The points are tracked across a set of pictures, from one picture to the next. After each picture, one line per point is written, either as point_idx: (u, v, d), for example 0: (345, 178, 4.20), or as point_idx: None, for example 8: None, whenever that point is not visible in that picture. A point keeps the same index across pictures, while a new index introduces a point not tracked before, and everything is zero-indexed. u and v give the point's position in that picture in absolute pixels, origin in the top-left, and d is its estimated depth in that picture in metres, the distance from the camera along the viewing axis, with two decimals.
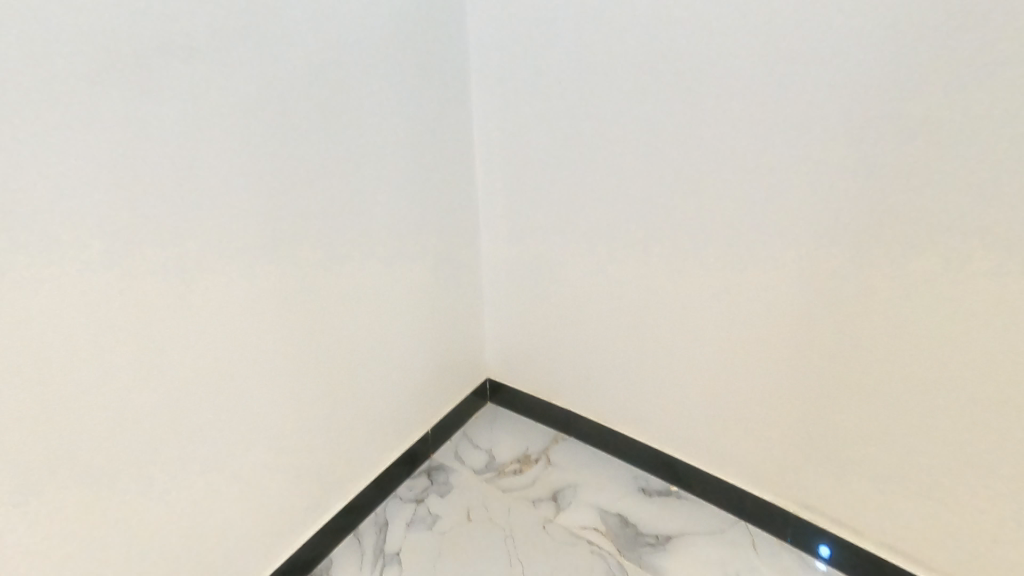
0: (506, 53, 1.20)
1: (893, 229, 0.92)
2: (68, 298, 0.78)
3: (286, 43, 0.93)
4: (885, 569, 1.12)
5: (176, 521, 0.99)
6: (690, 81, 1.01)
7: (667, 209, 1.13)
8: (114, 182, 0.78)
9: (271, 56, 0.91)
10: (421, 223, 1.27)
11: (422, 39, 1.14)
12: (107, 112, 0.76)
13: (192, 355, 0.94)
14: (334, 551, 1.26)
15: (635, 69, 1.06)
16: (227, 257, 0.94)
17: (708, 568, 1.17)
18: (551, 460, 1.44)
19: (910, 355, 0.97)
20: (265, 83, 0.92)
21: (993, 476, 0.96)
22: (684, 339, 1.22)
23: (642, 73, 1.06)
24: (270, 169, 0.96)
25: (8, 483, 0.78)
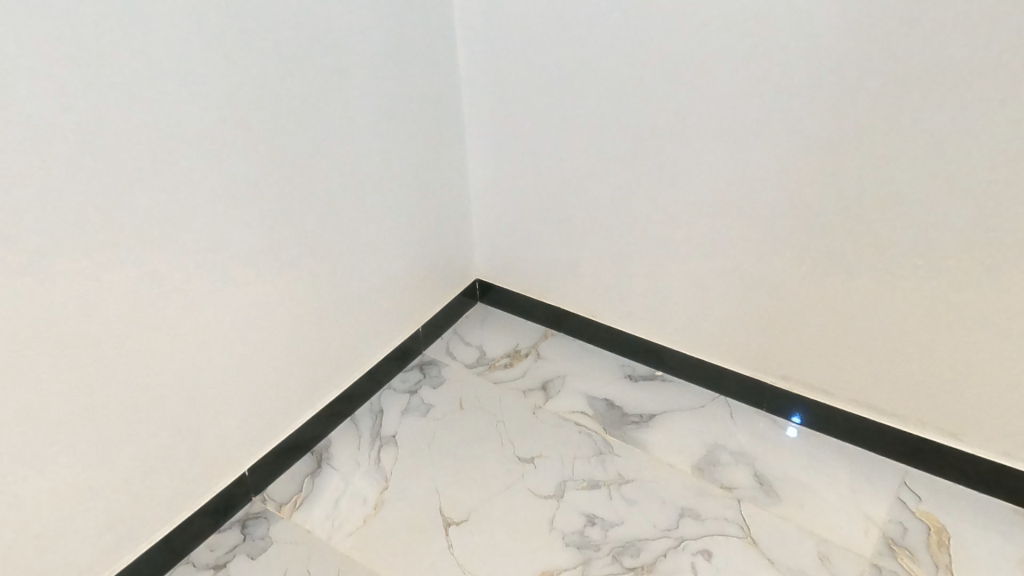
0: None
1: (889, 83, 0.90)
2: (33, 160, 0.73)
3: None
4: (853, 430, 1.20)
5: (175, 403, 1.00)
6: None
7: (661, 84, 1.08)
8: (70, 31, 0.72)
9: None
10: (404, 108, 1.20)
11: None
12: None
13: (175, 234, 0.90)
14: (333, 435, 1.31)
15: None
16: (201, 127, 0.88)
17: (688, 439, 1.25)
18: (541, 353, 1.48)
19: (893, 218, 0.99)
20: None
21: (965, 329, 1.02)
22: (675, 224, 1.20)
23: None
24: (239, 34, 0.88)
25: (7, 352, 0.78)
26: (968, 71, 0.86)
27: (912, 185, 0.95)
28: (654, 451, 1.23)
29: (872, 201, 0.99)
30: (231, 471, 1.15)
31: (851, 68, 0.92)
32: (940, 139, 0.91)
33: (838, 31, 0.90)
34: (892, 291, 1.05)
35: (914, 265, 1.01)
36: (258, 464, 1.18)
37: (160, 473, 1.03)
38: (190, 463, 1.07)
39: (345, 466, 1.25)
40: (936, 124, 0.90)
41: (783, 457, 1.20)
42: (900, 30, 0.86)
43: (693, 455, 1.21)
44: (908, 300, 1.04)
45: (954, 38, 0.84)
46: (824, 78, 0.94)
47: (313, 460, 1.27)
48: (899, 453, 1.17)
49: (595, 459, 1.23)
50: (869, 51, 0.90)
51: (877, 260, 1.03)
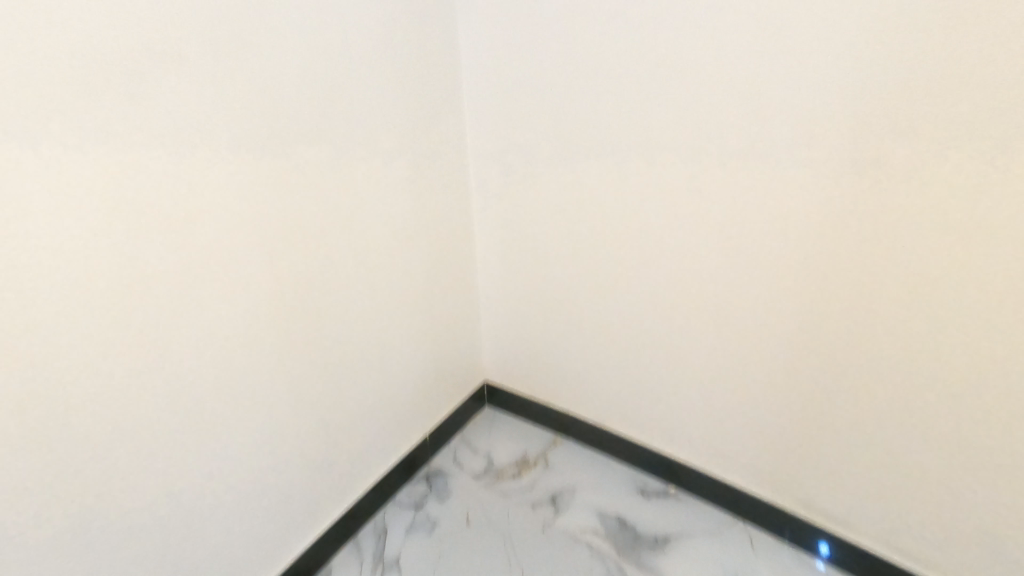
0: (498, 69, 1.21)
1: (897, 223, 0.89)
2: (45, 317, 0.73)
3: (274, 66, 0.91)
4: (886, 568, 1.11)
5: (179, 544, 0.96)
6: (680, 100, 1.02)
7: (663, 211, 1.12)
8: (102, 192, 0.75)
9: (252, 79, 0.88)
10: (417, 232, 1.27)
11: (415, 59, 1.15)
12: (104, 141, 0.74)
13: (192, 373, 0.91)
14: (335, 557, 1.26)
15: (622, 87, 1.07)
16: (218, 267, 0.90)
17: (708, 570, 1.17)
18: (550, 462, 1.45)
19: (912, 355, 0.95)
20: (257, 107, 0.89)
21: (1003, 479, 0.93)
22: (681, 341, 1.22)
23: (633, 90, 1.06)
24: (266, 187, 0.94)
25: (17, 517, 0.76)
26: (986, 216, 0.82)
27: (926, 323, 0.92)
28: None
29: (881, 335, 0.97)
30: None
31: (855, 206, 0.91)
32: (947, 283, 0.88)
33: (840, 170, 0.91)
34: (912, 425, 1.00)
35: (932, 402, 0.96)
36: None
37: None
38: None
39: None
40: (942, 267, 0.88)
41: None
42: (907, 175, 0.86)
43: None
44: (934, 437, 0.98)
45: (968, 184, 0.82)
46: (830, 214, 0.94)
47: None
48: None
49: None
50: (869, 191, 0.90)
51: (893, 394, 1.00)
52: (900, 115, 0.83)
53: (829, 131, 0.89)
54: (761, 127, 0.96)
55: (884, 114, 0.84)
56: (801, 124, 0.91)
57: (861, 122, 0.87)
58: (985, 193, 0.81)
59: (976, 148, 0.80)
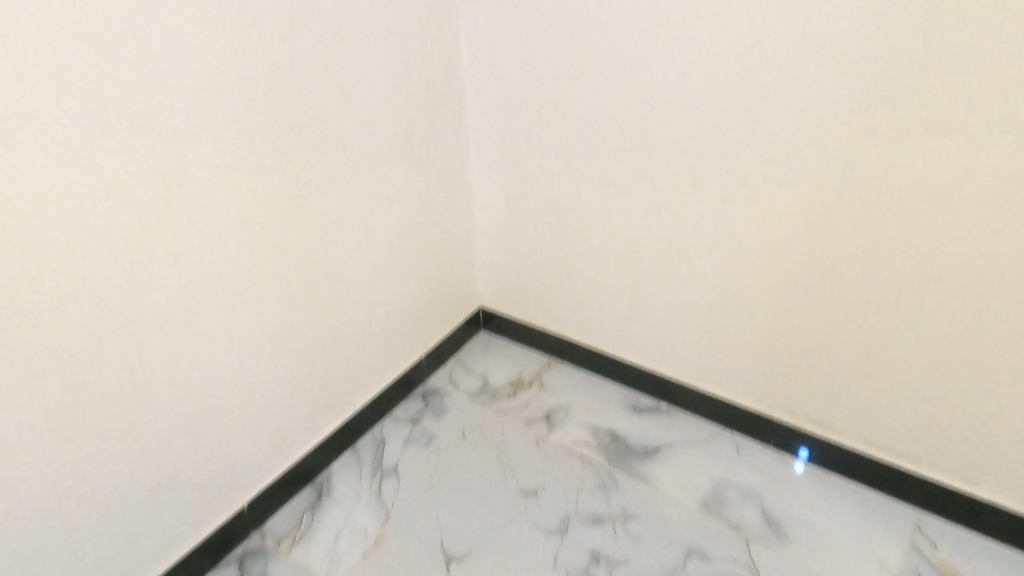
0: None
1: (895, 122, 0.90)
2: (36, 192, 0.74)
3: None
4: (863, 469, 1.17)
5: (180, 433, 1.00)
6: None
7: (663, 116, 1.09)
8: (85, 65, 0.74)
9: None
10: (411, 143, 1.24)
11: None
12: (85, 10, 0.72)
13: (185, 265, 0.92)
14: (335, 466, 1.30)
15: None
16: (209, 158, 0.90)
17: (694, 474, 1.23)
18: (544, 382, 1.47)
19: (897, 256, 0.98)
20: None
21: (978, 369, 0.99)
22: (677, 255, 1.22)
23: None
24: (253, 77, 0.92)
25: (24, 384, 0.80)
26: (979, 110, 0.84)
27: (920, 222, 0.94)
28: (658, 485, 1.21)
29: (875, 238, 0.99)
30: (231, 504, 1.13)
31: (854, 103, 0.92)
32: (944, 179, 0.90)
33: (838, 64, 0.90)
34: (895, 325, 1.03)
35: (918, 301, 1.00)
36: (259, 496, 1.17)
37: (162, 506, 1.02)
38: (192, 496, 1.06)
39: (346, 499, 1.23)
40: (939, 163, 0.89)
41: (792, 494, 1.18)
42: (899, 68, 0.86)
43: (698, 491, 1.19)
44: (918, 335, 1.02)
45: (964, 77, 0.83)
46: (827, 114, 0.94)
47: (313, 491, 1.25)
48: (910, 493, 1.14)
49: (599, 492, 1.21)
50: (868, 88, 0.89)
51: (881, 296, 1.03)
52: (903, 3, 0.82)
53: (831, 22, 0.88)
54: (764, 20, 0.93)
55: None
56: (802, 16, 0.90)
57: (862, 11, 0.85)
58: (979, 86, 0.83)
59: (979, 33, 0.80)
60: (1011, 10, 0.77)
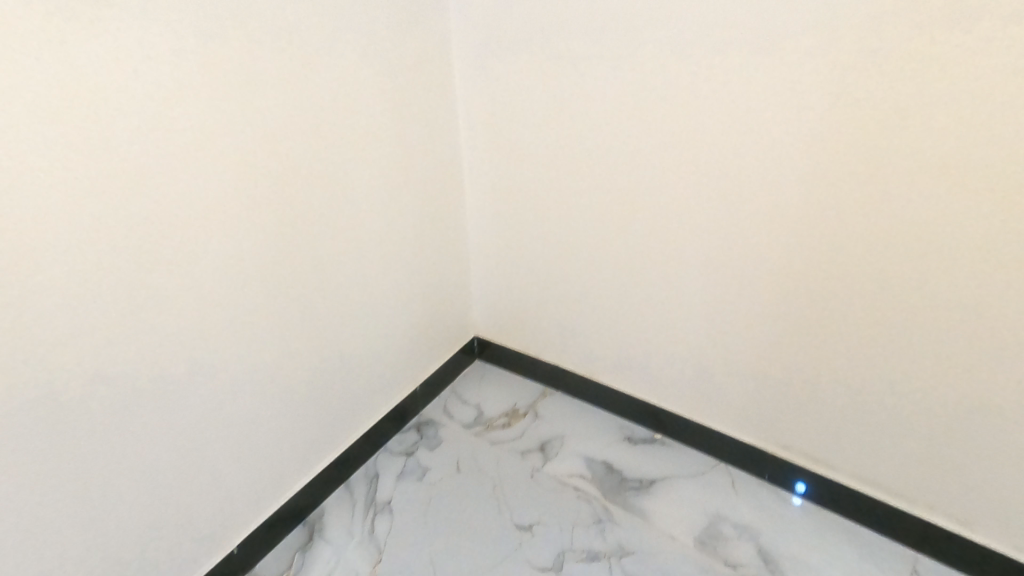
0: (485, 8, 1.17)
1: (881, 162, 0.91)
2: (25, 233, 0.74)
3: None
4: (858, 502, 1.17)
5: (172, 472, 1.00)
6: (667, 39, 1.01)
7: (654, 153, 1.11)
8: (80, 106, 0.75)
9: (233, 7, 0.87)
10: (405, 177, 1.25)
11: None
12: (88, 63, 0.74)
13: (180, 305, 0.93)
14: (327, 501, 1.29)
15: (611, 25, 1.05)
16: (205, 200, 0.91)
17: (688, 508, 1.22)
18: (539, 412, 1.47)
19: (885, 293, 1.00)
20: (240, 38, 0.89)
21: (969, 405, 1.00)
22: (668, 287, 1.23)
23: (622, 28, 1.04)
24: (250, 121, 0.94)
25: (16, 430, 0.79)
26: (959, 154, 0.86)
27: (905, 260, 0.96)
28: (653, 519, 1.20)
29: (862, 275, 1.00)
30: (221, 542, 1.12)
31: (839, 144, 0.94)
32: (927, 221, 0.92)
33: (823, 109, 0.93)
34: (885, 361, 1.04)
35: (907, 337, 1.01)
36: (249, 534, 1.15)
37: (152, 546, 1.00)
38: (182, 536, 1.04)
39: (338, 535, 1.22)
40: (922, 205, 0.91)
41: (787, 528, 1.17)
42: (881, 111, 0.89)
43: (693, 525, 1.19)
44: (908, 371, 1.03)
45: (946, 120, 0.85)
46: (814, 152, 0.96)
47: (305, 528, 1.24)
48: (905, 527, 1.13)
49: (594, 527, 1.20)
50: (853, 128, 0.91)
51: (870, 331, 1.04)
52: (882, 53, 0.85)
53: (814, 69, 0.91)
54: (749, 66, 0.96)
55: (864, 50, 0.86)
56: (785, 63, 0.93)
57: (843, 59, 0.88)
58: (959, 132, 0.85)
59: (956, 82, 0.83)
60: (987, 61, 0.80)
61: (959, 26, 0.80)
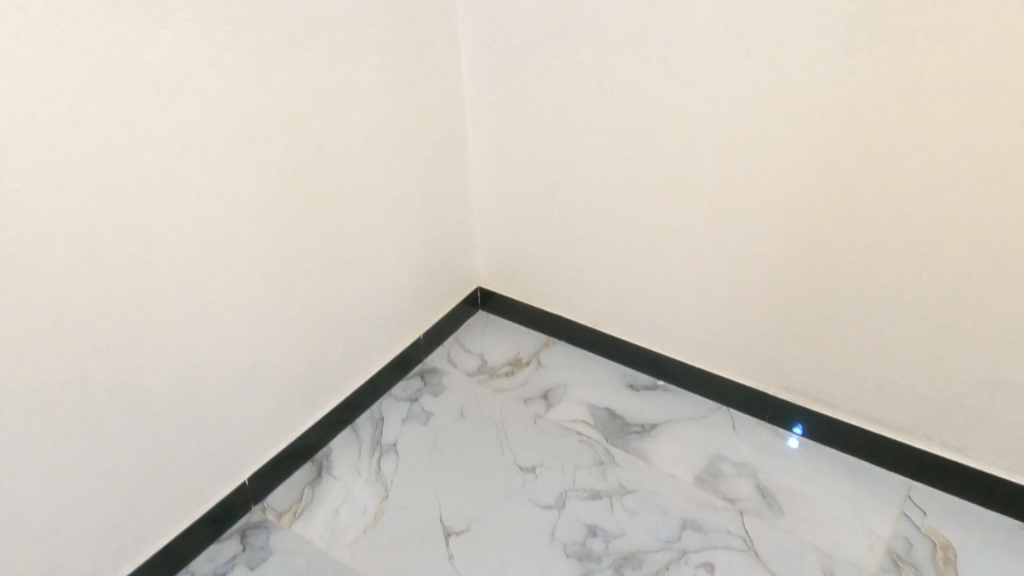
0: None
1: (895, 89, 0.90)
2: (22, 151, 0.73)
3: None
4: (856, 441, 1.19)
5: (182, 408, 1.01)
6: None
7: (665, 91, 1.07)
8: (67, 16, 0.72)
9: None
10: (408, 117, 1.21)
11: None
12: None
13: (183, 240, 0.91)
14: (334, 443, 1.31)
15: None
16: (207, 131, 0.89)
17: (689, 449, 1.24)
18: (542, 361, 1.48)
19: (892, 229, 0.99)
20: None
21: (971, 338, 1.01)
22: (675, 232, 1.21)
23: None
24: (246, 49, 0.90)
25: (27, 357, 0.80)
26: (974, 77, 0.85)
27: (916, 193, 0.95)
28: (654, 461, 1.23)
29: (871, 212, 1.00)
30: (233, 477, 1.14)
31: (853, 74, 0.92)
32: (941, 150, 0.91)
33: (837, 37, 0.91)
34: (891, 298, 1.05)
35: (915, 273, 1.01)
36: (259, 470, 1.18)
37: (165, 479, 1.03)
38: (193, 470, 1.06)
39: (346, 474, 1.24)
40: (936, 132, 0.90)
41: (785, 466, 1.20)
42: (898, 37, 0.87)
43: (694, 465, 1.21)
44: (912, 307, 1.04)
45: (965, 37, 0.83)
46: (829, 82, 0.93)
47: (313, 467, 1.26)
48: (902, 464, 1.16)
49: (596, 469, 1.23)
50: (867, 52, 0.90)
51: (876, 269, 1.04)
52: None
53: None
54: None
55: None
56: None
57: None
58: (976, 54, 0.84)
59: (976, 4, 0.82)
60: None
61: None
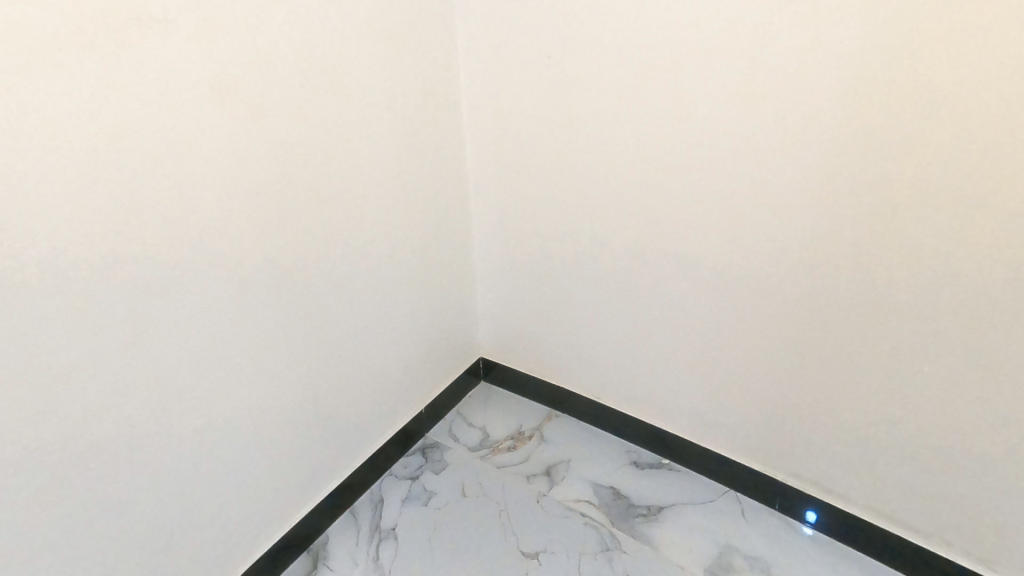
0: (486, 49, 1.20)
1: (891, 189, 0.90)
2: (37, 264, 0.74)
3: (260, 33, 0.90)
4: (871, 533, 1.14)
5: (178, 500, 0.99)
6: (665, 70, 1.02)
7: (659, 181, 1.12)
8: (88, 137, 0.75)
9: (239, 45, 0.88)
10: (412, 202, 1.27)
11: (408, 27, 1.13)
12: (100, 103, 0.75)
13: (188, 334, 0.93)
14: (332, 527, 1.28)
15: (613, 57, 1.06)
16: (216, 231, 0.92)
17: (697, 537, 1.20)
18: (545, 436, 1.46)
19: (894, 321, 0.98)
20: (250, 75, 0.91)
21: (986, 437, 0.97)
22: (674, 313, 1.23)
23: (625, 61, 1.05)
24: (257, 154, 0.95)
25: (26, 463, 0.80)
26: (968, 182, 0.85)
27: (916, 290, 0.94)
28: (662, 550, 1.18)
29: (874, 305, 0.99)
30: (226, 569, 1.11)
31: (850, 174, 0.92)
32: (942, 250, 0.90)
33: (829, 140, 0.92)
34: (898, 390, 1.02)
35: (921, 366, 0.98)
36: (253, 560, 1.14)
37: (157, 575, 1.00)
38: (185, 564, 1.04)
39: (342, 563, 1.20)
40: (936, 233, 0.89)
41: (798, 559, 1.15)
42: (892, 140, 0.87)
43: (702, 555, 1.17)
44: (922, 400, 1.01)
45: (955, 143, 0.84)
46: (821, 181, 0.95)
47: (309, 555, 1.22)
48: (922, 560, 1.10)
49: (601, 557, 1.18)
50: (862, 154, 0.90)
51: (880, 361, 1.02)
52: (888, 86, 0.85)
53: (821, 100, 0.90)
54: (751, 98, 0.96)
55: (870, 82, 0.86)
56: (790, 94, 0.92)
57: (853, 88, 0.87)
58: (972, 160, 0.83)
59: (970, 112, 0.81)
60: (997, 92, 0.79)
61: (967, 52, 0.79)
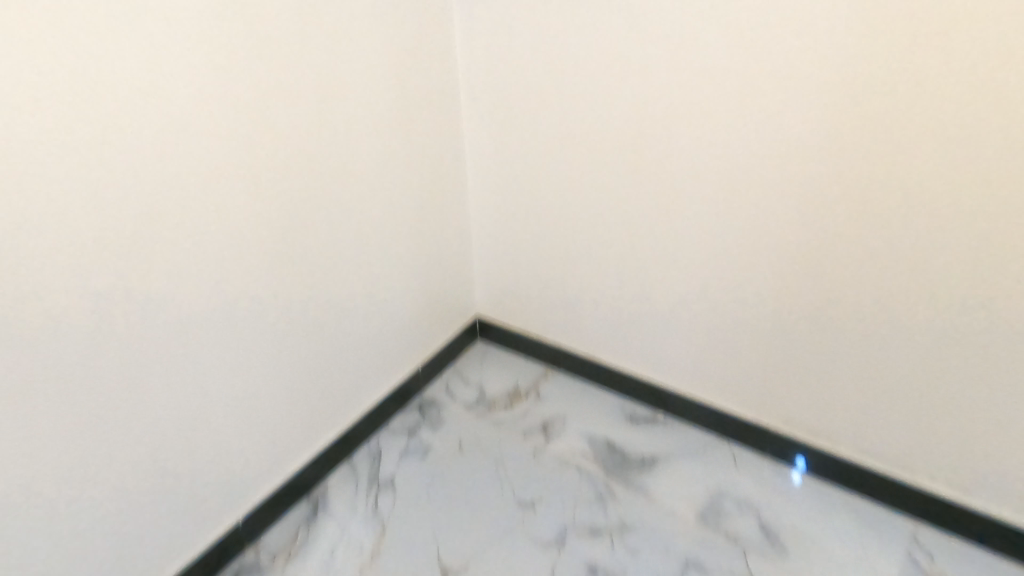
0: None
1: (888, 130, 0.90)
2: (27, 199, 0.74)
3: None
4: (859, 477, 1.17)
5: (178, 445, 1.00)
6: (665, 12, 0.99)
7: (658, 131, 1.10)
8: (72, 69, 0.74)
9: None
10: (407, 155, 1.25)
11: None
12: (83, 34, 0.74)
13: (182, 279, 0.93)
14: (331, 478, 1.29)
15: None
16: (207, 174, 0.91)
17: (689, 484, 1.23)
18: (541, 392, 1.47)
19: (887, 265, 0.99)
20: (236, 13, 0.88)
21: (973, 377, 0.99)
22: (670, 266, 1.22)
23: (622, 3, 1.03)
24: (246, 96, 0.93)
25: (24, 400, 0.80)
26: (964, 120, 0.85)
27: (910, 232, 0.95)
28: (655, 496, 1.21)
29: (868, 250, 0.99)
30: (227, 515, 1.13)
31: (847, 116, 0.92)
32: (937, 190, 0.90)
33: (827, 80, 0.91)
34: (890, 335, 1.04)
35: (912, 310, 1.00)
36: (253, 507, 1.16)
37: (159, 518, 1.01)
38: (187, 509, 1.05)
39: (342, 511, 1.22)
40: (932, 173, 0.90)
41: (787, 502, 1.18)
42: (890, 79, 0.87)
43: (694, 501, 1.19)
44: (912, 344, 1.02)
45: (954, 80, 0.83)
46: (819, 124, 0.94)
47: (309, 504, 1.24)
48: (907, 501, 1.14)
49: (596, 503, 1.21)
50: (859, 94, 0.90)
51: (873, 306, 1.03)
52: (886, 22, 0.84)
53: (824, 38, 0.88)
54: (751, 39, 0.94)
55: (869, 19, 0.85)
56: (790, 34, 0.91)
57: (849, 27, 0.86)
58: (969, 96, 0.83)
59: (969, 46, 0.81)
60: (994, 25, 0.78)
61: None
